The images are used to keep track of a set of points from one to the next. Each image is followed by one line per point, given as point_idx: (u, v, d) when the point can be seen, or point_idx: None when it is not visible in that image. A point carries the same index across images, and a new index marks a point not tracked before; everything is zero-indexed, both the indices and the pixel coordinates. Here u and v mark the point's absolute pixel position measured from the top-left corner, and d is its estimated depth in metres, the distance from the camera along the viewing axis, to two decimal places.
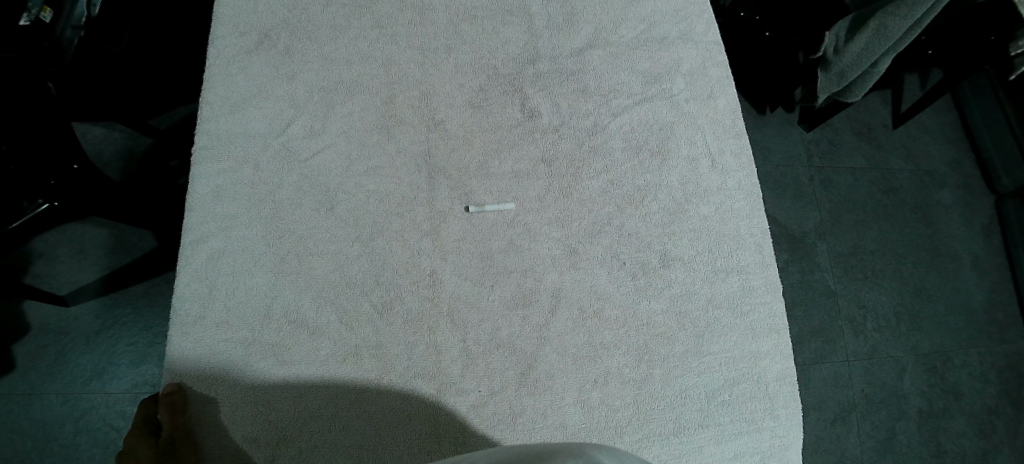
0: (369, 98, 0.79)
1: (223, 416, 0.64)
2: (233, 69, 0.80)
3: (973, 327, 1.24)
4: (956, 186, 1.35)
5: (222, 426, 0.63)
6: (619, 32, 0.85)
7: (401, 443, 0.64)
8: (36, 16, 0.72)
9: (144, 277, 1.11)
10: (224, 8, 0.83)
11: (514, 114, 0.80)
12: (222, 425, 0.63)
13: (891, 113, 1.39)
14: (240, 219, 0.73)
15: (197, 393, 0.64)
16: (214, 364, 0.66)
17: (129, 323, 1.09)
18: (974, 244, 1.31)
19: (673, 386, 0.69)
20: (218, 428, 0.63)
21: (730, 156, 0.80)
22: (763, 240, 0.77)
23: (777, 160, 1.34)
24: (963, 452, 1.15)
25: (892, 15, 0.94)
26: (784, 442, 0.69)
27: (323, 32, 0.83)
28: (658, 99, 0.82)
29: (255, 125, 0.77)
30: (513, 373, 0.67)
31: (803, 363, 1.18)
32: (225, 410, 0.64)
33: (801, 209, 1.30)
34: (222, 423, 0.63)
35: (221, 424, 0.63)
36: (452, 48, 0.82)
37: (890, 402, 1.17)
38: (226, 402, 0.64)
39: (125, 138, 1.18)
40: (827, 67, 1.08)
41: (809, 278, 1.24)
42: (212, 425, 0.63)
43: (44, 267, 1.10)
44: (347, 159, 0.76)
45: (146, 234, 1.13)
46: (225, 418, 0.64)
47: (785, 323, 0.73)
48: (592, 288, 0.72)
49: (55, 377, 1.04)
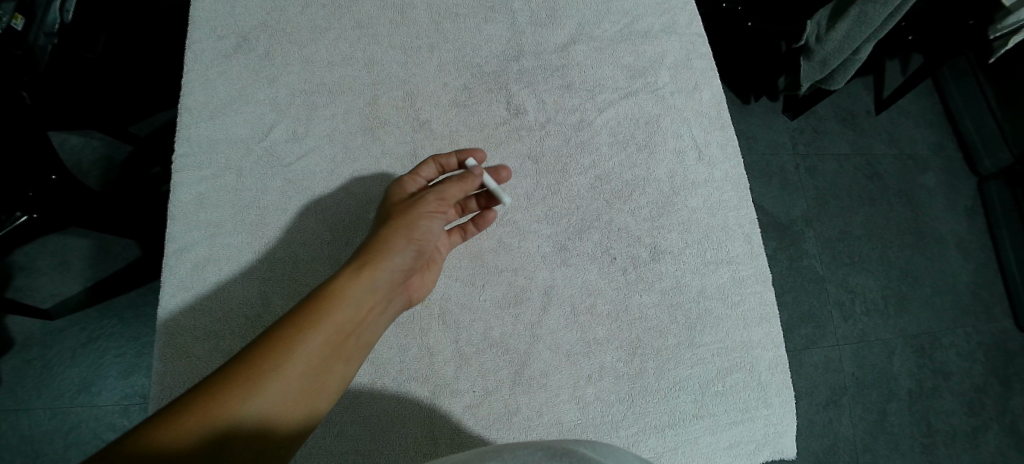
0: (353, 100, 0.78)
1: (435, 203, 0.66)
2: (211, 73, 0.79)
3: (960, 308, 1.26)
4: (940, 169, 1.37)
5: (444, 203, 0.67)
6: (602, 27, 0.85)
7: (397, 446, 0.64)
8: (6, 24, 0.69)
9: (130, 287, 1.08)
10: (199, 11, 0.82)
11: (499, 112, 0.79)
12: (432, 212, 0.66)
13: (873, 99, 1.40)
14: (225, 227, 0.71)
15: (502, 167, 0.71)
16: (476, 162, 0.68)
17: (116, 335, 1.06)
18: (958, 227, 1.33)
19: (666, 379, 0.69)
20: (444, 213, 0.67)
21: (716, 148, 0.80)
22: (752, 230, 0.77)
23: (763, 148, 1.35)
24: (953, 430, 1.18)
25: (872, 2, 0.93)
26: (778, 430, 0.70)
27: (303, 33, 0.81)
28: (643, 93, 0.82)
29: (236, 130, 0.76)
30: (506, 372, 0.67)
31: (794, 349, 1.19)
32: (458, 189, 0.67)
33: (788, 197, 1.31)
34: (437, 208, 0.66)
35: (431, 210, 0.66)
36: (435, 47, 0.81)
37: (880, 385, 1.19)
38: (447, 183, 0.67)
39: (104, 145, 1.14)
40: (808, 56, 1.09)
41: (798, 265, 1.26)
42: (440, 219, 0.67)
43: (25, 279, 1.07)
44: (332, 162, 0.75)
45: (130, 243, 1.10)
46: (440, 202, 0.66)
47: (776, 312, 0.74)
48: (582, 284, 0.72)
49: (41, 392, 1.02)
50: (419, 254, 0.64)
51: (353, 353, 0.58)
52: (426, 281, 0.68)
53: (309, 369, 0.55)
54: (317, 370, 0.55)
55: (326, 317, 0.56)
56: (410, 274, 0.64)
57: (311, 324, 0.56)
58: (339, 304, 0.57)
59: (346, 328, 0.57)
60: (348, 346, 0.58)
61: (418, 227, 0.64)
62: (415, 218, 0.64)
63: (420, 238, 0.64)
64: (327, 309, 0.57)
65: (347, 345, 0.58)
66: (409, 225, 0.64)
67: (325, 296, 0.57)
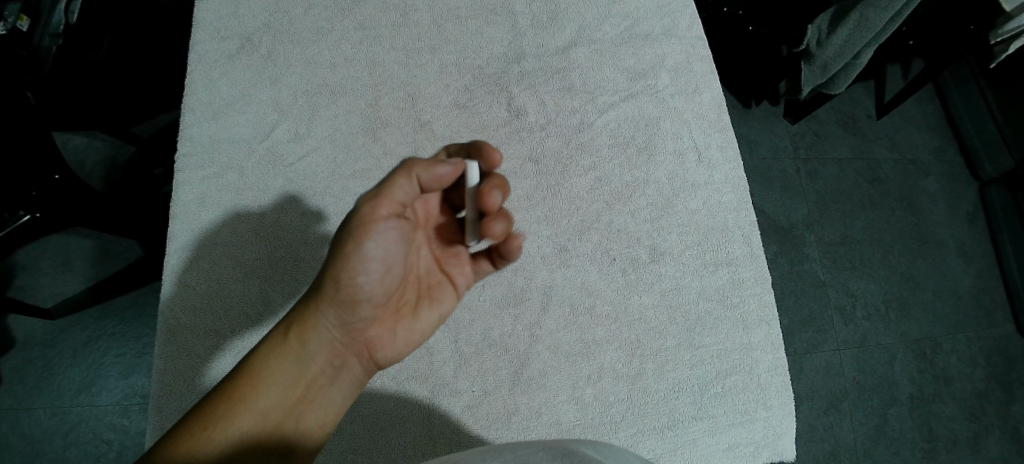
0: (355, 101, 0.78)
1: (371, 208, 0.51)
2: (214, 74, 0.79)
3: (961, 312, 1.26)
4: (941, 173, 1.37)
5: (388, 210, 0.51)
6: (603, 29, 0.85)
7: (394, 445, 0.64)
8: (12, 25, 0.70)
9: (132, 287, 1.09)
10: (203, 12, 0.82)
11: (500, 114, 0.79)
12: (367, 224, 0.51)
13: (875, 104, 1.40)
14: (227, 225, 0.72)
15: (490, 186, 0.53)
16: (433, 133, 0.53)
17: (116, 335, 1.06)
18: (959, 230, 1.33)
19: (665, 380, 0.69)
20: (394, 220, 0.52)
21: (716, 150, 0.81)
22: (752, 231, 0.77)
23: (764, 152, 1.35)
24: (954, 435, 1.17)
25: (872, 6, 0.93)
26: (776, 432, 0.70)
27: (306, 34, 0.82)
28: (643, 95, 0.82)
29: (239, 130, 0.76)
30: (506, 372, 0.68)
31: (795, 353, 1.19)
32: (405, 184, 0.52)
33: (788, 201, 1.31)
34: (377, 216, 0.51)
35: (366, 224, 0.51)
36: (436, 49, 0.82)
37: (881, 389, 1.18)
38: (389, 178, 0.52)
39: (107, 146, 1.14)
40: (809, 60, 1.08)
41: (798, 269, 1.26)
42: (381, 230, 0.51)
43: (27, 279, 1.08)
44: (334, 162, 0.75)
45: (132, 243, 1.11)
46: (379, 199, 0.51)
47: (775, 314, 0.74)
48: (582, 285, 0.72)
49: (41, 391, 1.02)
50: (366, 295, 0.53)
51: (296, 438, 0.53)
52: (395, 335, 0.57)
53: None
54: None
55: (248, 401, 0.52)
56: (360, 326, 0.55)
57: (231, 411, 0.51)
58: (267, 379, 0.53)
59: (275, 410, 0.53)
60: (285, 428, 0.53)
61: (351, 253, 0.51)
62: (346, 239, 0.51)
63: (357, 271, 0.51)
64: (253, 392, 0.52)
65: (285, 427, 0.53)
66: (342, 254, 0.51)
67: (251, 372, 0.53)
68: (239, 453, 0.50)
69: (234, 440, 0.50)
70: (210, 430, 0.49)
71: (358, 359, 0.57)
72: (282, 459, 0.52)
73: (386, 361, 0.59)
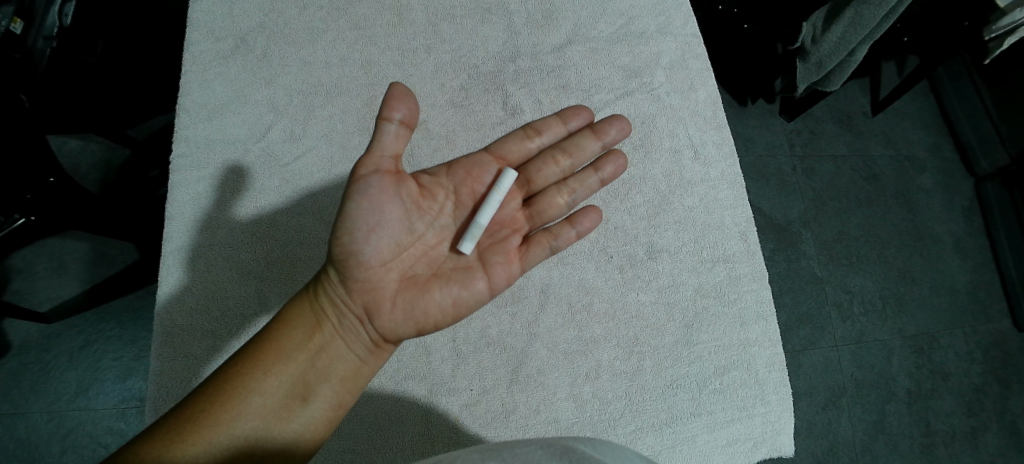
0: (350, 101, 0.78)
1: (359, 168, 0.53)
2: (208, 75, 0.79)
3: (958, 307, 1.27)
4: (937, 169, 1.38)
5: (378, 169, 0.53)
6: (598, 28, 0.85)
7: (392, 445, 0.64)
8: (5, 27, 0.70)
9: (127, 291, 1.08)
10: (197, 14, 0.82)
11: (496, 112, 0.79)
12: (356, 184, 0.52)
13: (870, 100, 1.40)
14: (223, 226, 0.72)
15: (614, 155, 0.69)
16: (391, 85, 0.51)
17: (112, 339, 1.06)
18: (955, 226, 1.33)
19: (664, 377, 0.69)
20: (381, 177, 0.53)
21: (712, 147, 0.81)
22: (748, 228, 0.77)
23: (760, 150, 1.35)
24: (952, 430, 1.17)
25: (866, 3, 0.93)
26: (774, 428, 0.70)
27: (301, 34, 0.81)
28: (639, 93, 0.82)
29: (234, 131, 0.76)
30: (504, 371, 0.68)
31: (793, 350, 1.19)
32: (391, 142, 0.53)
33: (785, 198, 1.31)
34: (365, 175, 0.53)
35: (355, 183, 0.53)
36: (431, 48, 0.82)
37: (879, 385, 1.19)
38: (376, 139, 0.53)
39: (102, 149, 1.14)
40: (805, 57, 1.08)
41: (795, 266, 1.26)
42: (363, 188, 0.52)
43: (23, 283, 1.07)
44: (330, 162, 0.75)
45: (128, 246, 1.10)
46: (364, 158, 0.53)
47: (772, 310, 0.74)
48: (579, 283, 0.72)
49: (38, 396, 1.01)
50: (369, 258, 0.54)
51: (314, 389, 0.55)
52: (395, 306, 0.56)
53: (266, 411, 0.52)
54: (275, 413, 0.53)
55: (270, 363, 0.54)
56: (372, 292, 0.56)
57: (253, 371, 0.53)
58: (286, 343, 0.56)
59: (293, 372, 0.54)
60: (303, 391, 0.54)
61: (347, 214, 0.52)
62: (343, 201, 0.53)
63: (355, 231, 0.53)
64: (280, 338, 0.56)
65: (304, 390, 0.54)
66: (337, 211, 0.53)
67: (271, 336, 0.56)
68: (259, 411, 0.52)
69: (256, 390, 0.52)
70: (242, 368, 0.53)
71: (364, 325, 0.57)
72: (299, 420, 0.53)
73: (390, 334, 0.57)
